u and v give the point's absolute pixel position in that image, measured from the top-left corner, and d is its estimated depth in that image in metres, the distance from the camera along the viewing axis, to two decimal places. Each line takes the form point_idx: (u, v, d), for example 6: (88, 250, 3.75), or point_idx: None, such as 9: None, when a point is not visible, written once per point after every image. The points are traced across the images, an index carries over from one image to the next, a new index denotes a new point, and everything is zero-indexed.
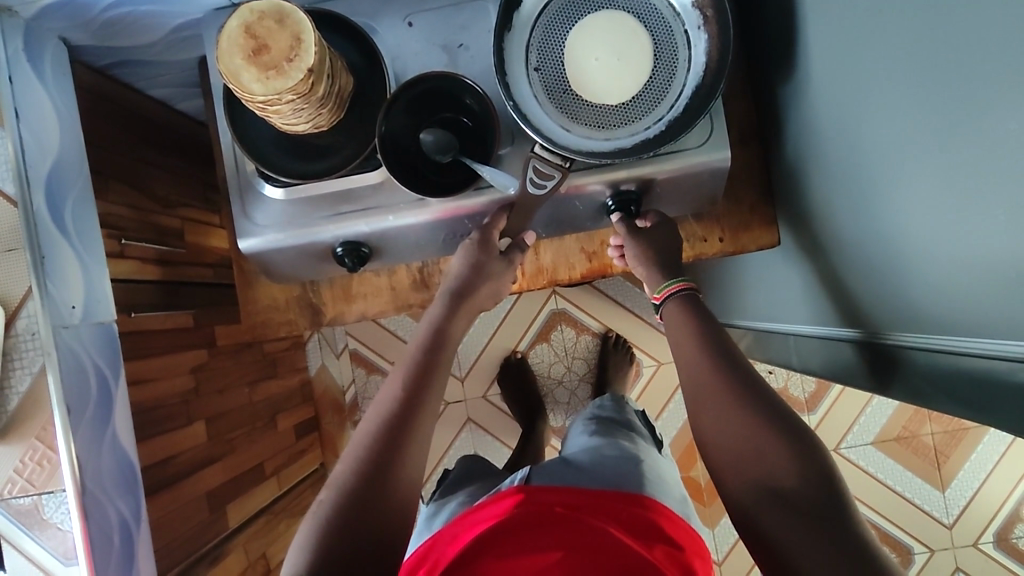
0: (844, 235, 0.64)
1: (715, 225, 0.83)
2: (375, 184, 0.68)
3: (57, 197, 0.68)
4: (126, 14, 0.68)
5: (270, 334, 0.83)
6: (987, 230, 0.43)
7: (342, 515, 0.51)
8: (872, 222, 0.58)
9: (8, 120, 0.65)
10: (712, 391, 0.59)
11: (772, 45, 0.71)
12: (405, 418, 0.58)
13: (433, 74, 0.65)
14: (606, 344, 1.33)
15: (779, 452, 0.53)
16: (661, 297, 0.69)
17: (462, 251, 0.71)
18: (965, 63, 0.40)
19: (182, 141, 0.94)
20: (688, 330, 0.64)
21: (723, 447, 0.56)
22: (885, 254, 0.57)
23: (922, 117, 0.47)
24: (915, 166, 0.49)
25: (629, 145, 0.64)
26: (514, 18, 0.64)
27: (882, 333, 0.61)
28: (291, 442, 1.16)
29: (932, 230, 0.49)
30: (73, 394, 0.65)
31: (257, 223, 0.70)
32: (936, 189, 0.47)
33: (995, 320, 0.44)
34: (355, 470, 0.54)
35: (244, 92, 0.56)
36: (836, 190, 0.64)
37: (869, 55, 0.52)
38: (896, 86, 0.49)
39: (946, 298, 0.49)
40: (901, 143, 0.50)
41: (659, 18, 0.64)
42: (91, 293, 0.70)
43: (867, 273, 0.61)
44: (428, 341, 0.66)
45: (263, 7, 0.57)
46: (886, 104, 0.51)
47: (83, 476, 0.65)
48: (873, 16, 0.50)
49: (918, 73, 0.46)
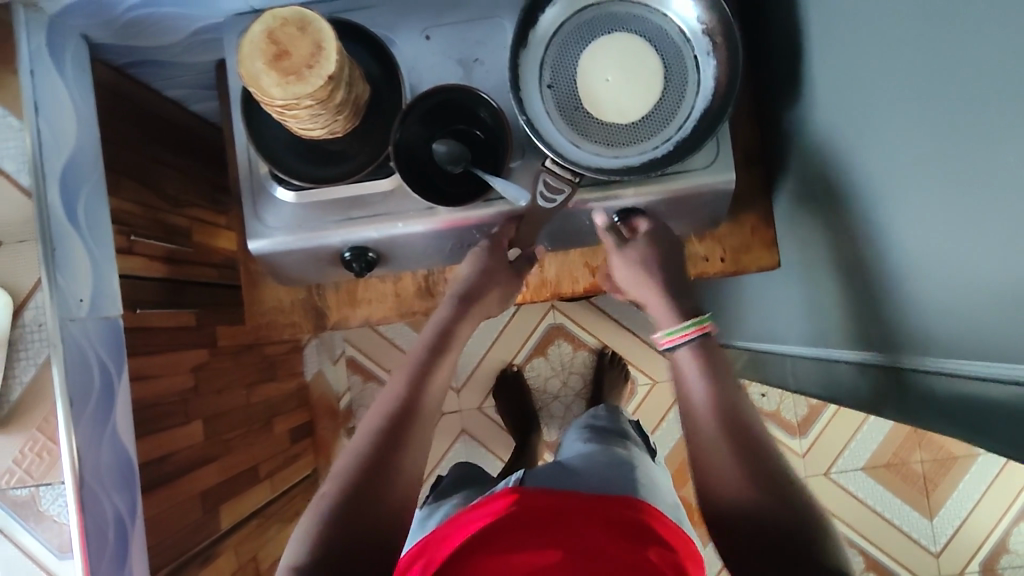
0: (843, 259, 0.66)
1: (716, 245, 0.84)
2: (386, 191, 0.69)
3: (70, 190, 0.67)
4: (148, 14, 0.70)
5: (273, 336, 0.83)
6: (986, 249, 0.44)
7: (343, 504, 0.52)
8: (873, 247, 0.59)
9: (27, 112, 0.65)
10: (716, 431, 0.61)
11: (778, 72, 0.73)
12: (410, 413, 0.59)
13: (449, 87, 0.66)
14: (603, 360, 1.34)
15: (764, 493, 0.56)
16: (669, 345, 0.67)
17: (469, 258, 0.72)
18: (966, 97, 0.42)
19: (193, 142, 0.95)
20: (692, 366, 0.65)
21: (724, 485, 0.58)
22: (880, 277, 0.59)
23: (924, 144, 0.48)
24: (917, 192, 0.50)
25: (638, 164, 0.66)
26: (530, 37, 0.66)
27: (871, 355, 0.62)
28: (285, 447, 1.16)
29: (928, 253, 0.50)
30: (75, 386, 0.65)
31: (268, 225, 0.71)
32: (937, 213, 0.48)
33: (986, 341, 0.45)
34: (359, 462, 0.55)
35: (264, 94, 0.59)
36: (837, 215, 0.65)
37: (874, 85, 0.54)
38: (900, 115, 0.51)
39: (937, 319, 0.51)
40: (903, 169, 0.52)
41: (670, 42, 0.66)
42: (99, 287, 0.69)
43: (864, 297, 0.62)
44: (435, 340, 0.66)
45: (287, 14, 0.59)
46: (889, 134, 0.53)
47: (81, 467, 0.64)
48: (879, 49, 0.52)
49: (920, 104, 0.48)
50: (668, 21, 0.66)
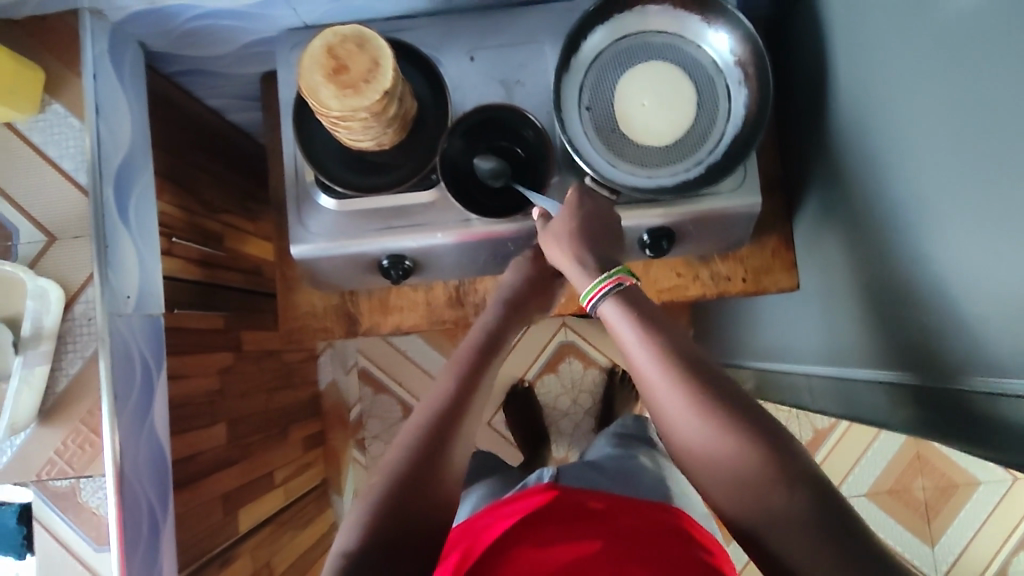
0: (866, 281, 0.68)
1: (738, 266, 0.86)
2: (426, 203, 0.72)
3: (123, 190, 0.69)
4: (205, 26, 0.73)
5: (305, 340, 0.84)
6: (1006, 275, 0.47)
7: (395, 496, 0.53)
8: (896, 270, 0.62)
9: (88, 114, 0.66)
10: (667, 392, 0.50)
11: (808, 103, 0.77)
12: (457, 409, 0.59)
13: (500, 105, 0.70)
14: (613, 379, 1.34)
15: (728, 439, 0.47)
16: (591, 302, 0.58)
17: (514, 268, 0.74)
18: (996, 131, 0.46)
19: (230, 150, 0.98)
20: (623, 327, 0.55)
21: (685, 444, 0.50)
22: (902, 298, 0.62)
23: (952, 174, 0.51)
24: (942, 218, 0.54)
25: (670, 185, 0.69)
26: (572, 62, 0.70)
27: (898, 374, 0.64)
28: (298, 454, 1.17)
29: (952, 276, 0.53)
30: (120, 381, 0.66)
31: (310, 231, 0.74)
32: (963, 239, 0.51)
33: (1004, 362, 0.48)
34: (410, 454, 0.56)
35: (321, 105, 0.61)
36: (863, 240, 0.68)
37: (905, 118, 0.57)
38: (930, 146, 0.54)
39: (959, 338, 0.54)
40: (929, 197, 0.55)
41: (704, 72, 0.70)
42: (144, 285, 0.71)
43: (887, 318, 0.65)
44: (484, 342, 0.67)
45: (346, 31, 0.62)
46: (918, 163, 0.56)
47: (122, 462, 0.65)
48: (912, 83, 0.56)
49: (951, 135, 0.51)
50: (702, 52, 0.70)
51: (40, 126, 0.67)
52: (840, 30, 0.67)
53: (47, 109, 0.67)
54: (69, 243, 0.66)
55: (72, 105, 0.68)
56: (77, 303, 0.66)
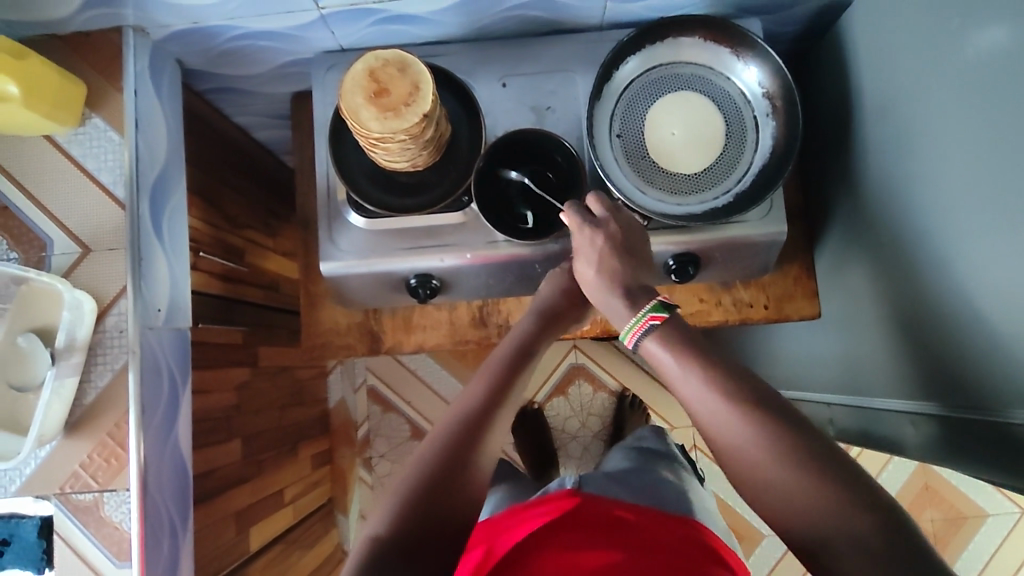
0: (895, 310, 0.69)
1: (761, 292, 0.86)
2: (457, 224, 0.73)
3: (157, 204, 0.70)
4: (244, 46, 0.74)
5: (327, 357, 0.84)
6: None
7: (422, 490, 0.53)
8: (931, 302, 0.63)
9: (128, 129, 0.67)
10: (724, 416, 0.50)
11: (834, 136, 0.79)
12: (488, 413, 0.59)
13: (521, 129, 0.71)
14: (623, 402, 1.35)
15: (790, 467, 0.47)
16: (633, 340, 0.58)
17: (550, 280, 0.72)
18: None
19: (254, 167, 0.99)
20: (668, 359, 0.54)
21: (744, 470, 0.50)
22: (935, 328, 0.63)
23: (997, 209, 0.52)
24: (983, 251, 0.55)
25: (699, 212, 0.70)
26: (603, 90, 0.72)
27: (927, 404, 0.65)
28: (307, 472, 1.15)
29: (989, 310, 0.54)
30: (148, 394, 0.66)
31: (339, 248, 0.74)
32: (1005, 274, 0.52)
33: None
34: (440, 450, 0.56)
35: (361, 127, 0.63)
36: (892, 274, 0.69)
37: (945, 153, 0.58)
38: (974, 182, 0.55)
39: (997, 370, 0.54)
40: (972, 231, 0.56)
41: (731, 103, 0.72)
42: (173, 300, 0.71)
43: (918, 350, 0.66)
44: (516, 353, 0.66)
45: (387, 55, 0.64)
46: (959, 198, 0.57)
47: (147, 477, 0.65)
48: (953, 120, 0.57)
49: (1000, 172, 0.52)
50: (730, 84, 0.72)
51: (79, 139, 0.68)
52: (872, 68, 0.69)
53: (86, 122, 0.68)
54: (101, 255, 0.66)
55: (112, 120, 0.68)
56: (110, 314, 0.66)
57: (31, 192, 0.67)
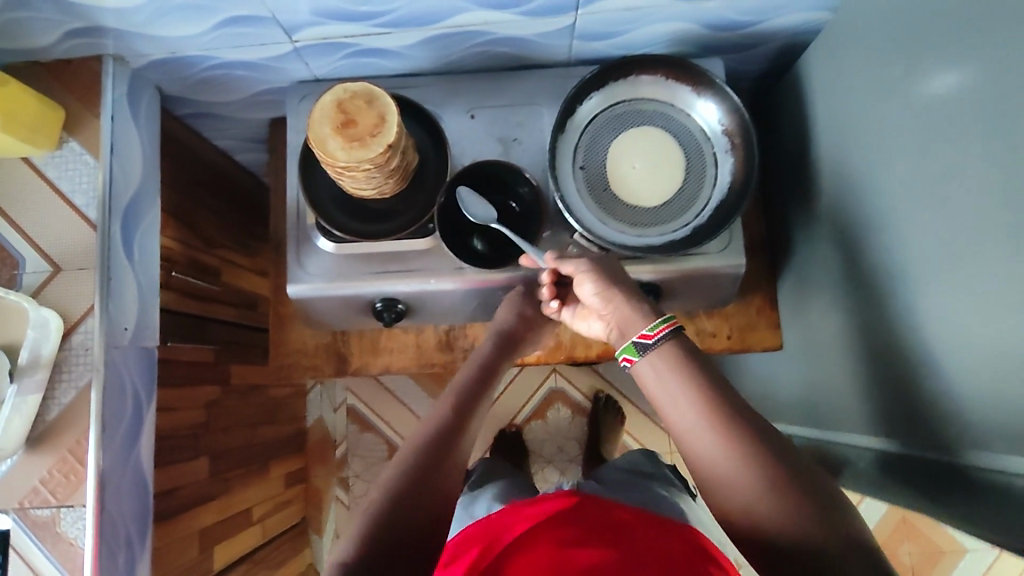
0: (858, 343, 0.71)
1: (724, 323, 0.88)
2: (422, 250, 0.75)
3: (129, 225, 0.72)
4: (221, 74, 0.77)
5: (294, 377, 0.86)
6: (1003, 346, 0.49)
7: (390, 507, 0.55)
8: (891, 338, 0.64)
9: (103, 153, 0.70)
10: (705, 431, 0.51)
11: (797, 172, 0.81)
12: (451, 431, 0.62)
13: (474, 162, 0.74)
14: (597, 405, 1.37)
15: (764, 485, 0.48)
16: (654, 337, 0.56)
17: (506, 302, 0.75)
18: (999, 215, 0.48)
19: (232, 188, 1.01)
20: (661, 374, 0.55)
21: (721, 485, 0.50)
22: (897, 363, 0.64)
23: (953, 250, 0.54)
24: (938, 289, 0.56)
25: (658, 244, 0.72)
26: (567, 124, 0.74)
27: (890, 439, 0.66)
28: (277, 491, 1.16)
29: (947, 348, 0.56)
30: (111, 411, 0.67)
31: (307, 271, 0.76)
32: (964, 312, 0.53)
33: (1009, 437, 0.50)
34: (405, 467, 0.58)
35: (327, 156, 0.65)
36: (855, 308, 0.71)
37: (903, 193, 0.60)
38: (928, 223, 0.57)
39: (957, 409, 0.55)
40: (927, 270, 0.58)
41: (693, 139, 0.74)
42: (141, 319, 0.73)
43: (880, 384, 0.67)
44: (481, 372, 0.69)
45: (355, 88, 0.66)
46: (916, 237, 0.59)
47: (104, 494, 0.66)
48: (911, 163, 0.59)
49: (955, 215, 0.53)
50: (691, 120, 0.75)
51: (55, 161, 0.70)
52: (830, 108, 0.72)
53: (64, 145, 0.70)
54: (71, 275, 0.68)
55: (89, 144, 0.71)
56: (76, 333, 0.67)
57: (7, 213, 0.69)
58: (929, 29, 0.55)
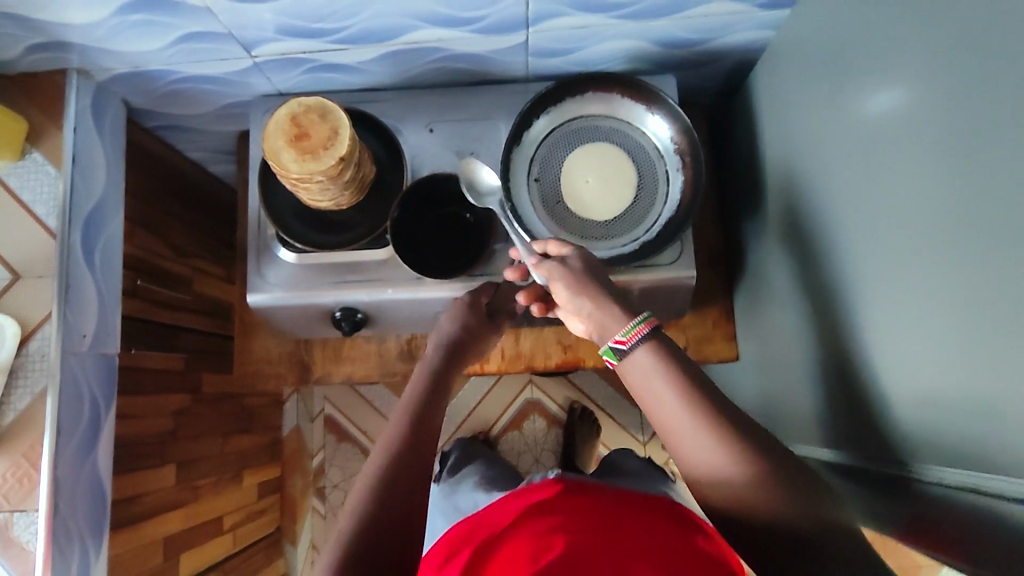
0: (808, 353, 0.71)
1: (681, 335, 0.90)
2: (380, 260, 0.76)
3: (90, 235, 0.73)
4: (186, 88, 0.79)
5: (258, 385, 0.87)
6: (933, 355, 0.50)
7: (369, 521, 0.54)
8: (836, 348, 0.65)
9: (66, 164, 0.71)
10: (693, 421, 0.50)
11: (752, 186, 0.82)
12: (421, 433, 0.61)
13: (425, 176, 0.74)
14: (573, 415, 1.38)
15: (750, 469, 0.48)
16: (631, 342, 0.53)
17: (449, 313, 0.73)
18: (927, 224, 0.49)
19: (204, 199, 1.03)
20: (649, 367, 0.52)
21: (705, 470, 0.50)
22: (841, 373, 0.65)
23: (889, 261, 0.55)
24: (876, 300, 0.57)
25: (606, 257, 0.73)
26: (522, 138, 0.76)
27: (838, 449, 0.67)
28: (251, 500, 1.16)
29: (885, 357, 0.57)
30: (66, 418, 0.68)
31: (267, 281, 0.77)
32: (900, 322, 0.54)
33: (944, 446, 0.50)
34: (381, 476, 0.56)
35: (281, 168, 0.66)
36: (802, 319, 0.72)
37: (846, 206, 0.61)
38: (868, 235, 0.58)
39: (897, 418, 0.56)
40: (868, 281, 0.58)
41: (646, 155, 0.76)
42: (100, 326, 0.74)
43: (829, 394, 0.68)
44: (429, 386, 0.66)
45: (310, 102, 0.68)
46: (857, 248, 0.60)
47: (57, 497, 0.67)
48: (852, 175, 0.60)
49: (890, 226, 0.54)
50: (645, 137, 0.76)
51: (18, 172, 0.71)
52: (781, 123, 0.73)
53: (27, 156, 0.72)
54: (30, 282, 0.69)
55: (53, 155, 0.72)
56: (33, 339, 0.68)
57: None
58: (866, 46, 0.56)
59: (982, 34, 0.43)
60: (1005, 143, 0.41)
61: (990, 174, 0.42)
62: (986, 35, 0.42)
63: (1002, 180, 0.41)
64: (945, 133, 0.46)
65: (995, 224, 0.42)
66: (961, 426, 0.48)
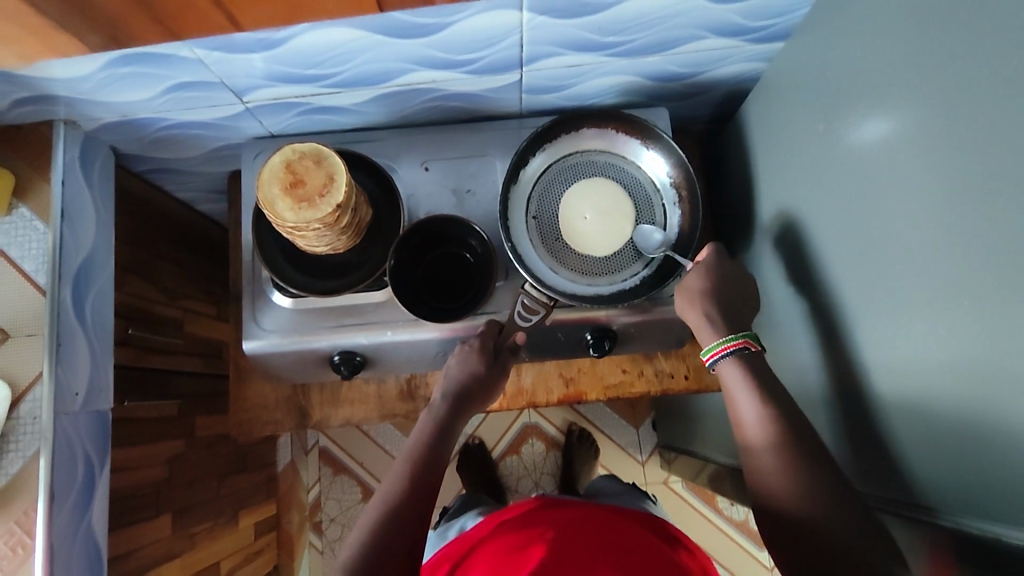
0: (807, 385, 0.72)
1: (681, 363, 0.88)
2: (379, 302, 0.75)
3: (80, 289, 0.72)
4: (176, 133, 0.77)
5: (254, 431, 0.85)
6: (932, 396, 0.50)
7: (370, 549, 0.58)
8: (837, 381, 0.65)
9: (54, 218, 0.69)
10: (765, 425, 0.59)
11: (748, 214, 0.83)
12: (424, 475, 0.65)
13: (427, 218, 0.74)
14: (571, 438, 1.37)
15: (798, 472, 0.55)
16: (723, 353, 0.65)
17: (461, 357, 0.73)
18: (926, 266, 0.49)
19: (192, 238, 1.02)
20: (739, 377, 0.63)
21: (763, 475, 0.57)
22: (840, 405, 0.65)
23: (889, 299, 0.55)
24: (875, 336, 0.57)
25: (608, 292, 0.73)
26: (518, 177, 0.76)
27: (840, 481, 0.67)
28: (248, 542, 1.14)
29: (885, 392, 0.57)
30: (61, 480, 0.66)
31: (263, 327, 0.76)
32: (897, 360, 0.54)
33: (945, 487, 0.50)
34: (385, 510, 0.61)
35: (276, 217, 0.65)
36: (800, 350, 0.72)
37: (841, 241, 0.62)
38: (864, 271, 0.58)
39: (896, 455, 0.56)
40: (866, 318, 0.59)
41: (642, 190, 0.76)
42: (93, 382, 0.73)
43: (830, 426, 0.68)
44: (433, 435, 0.69)
45: (305, 148, 0.67)
46: (855, 284, 0.60)
47: (53, 562, 0.64)
48: (847, 212, 0.60)
49: (887, 265, 0.54)
50: (641, 171, 0.76)
51: (5, 228, 0.70)
52: (773, 155, 0.74)
53: (14, 212, 0.70)
54: (19, 342, 0.68)
55: (40, 209, 0.71)
56: (24, 401, 0.66)
57: None
58: (856, 87, 0.57)
59: (968, 85, 0.44)
60: (1000, 193, 0.42)
61: (986, 221, 0.43)
62: (976, 87, 0.43)
63: (1002, 230, 0.42)
64: (940, 178, 0.47)
65: (991, 270, 0.43)
66: (958, 467, 0.49)
